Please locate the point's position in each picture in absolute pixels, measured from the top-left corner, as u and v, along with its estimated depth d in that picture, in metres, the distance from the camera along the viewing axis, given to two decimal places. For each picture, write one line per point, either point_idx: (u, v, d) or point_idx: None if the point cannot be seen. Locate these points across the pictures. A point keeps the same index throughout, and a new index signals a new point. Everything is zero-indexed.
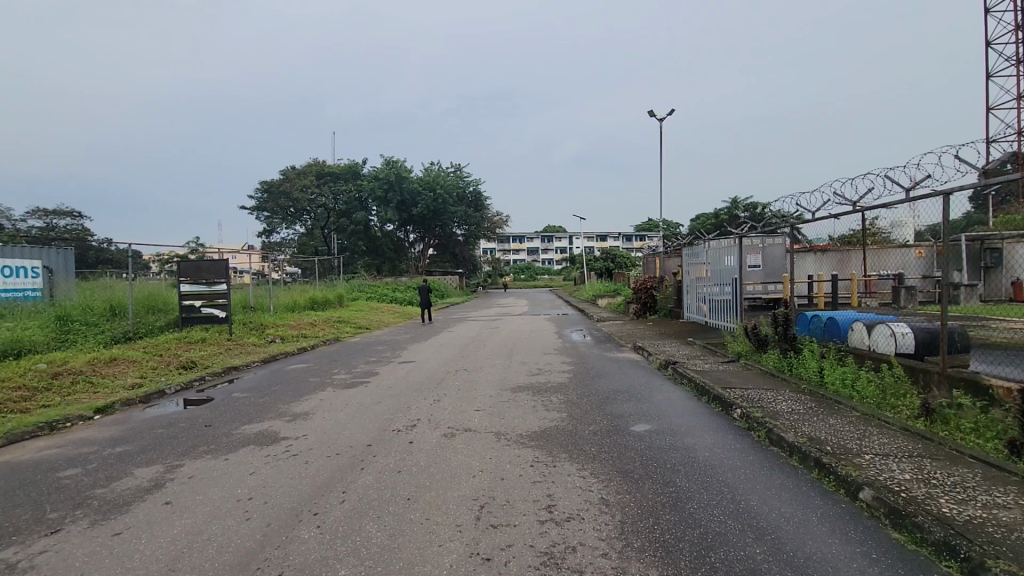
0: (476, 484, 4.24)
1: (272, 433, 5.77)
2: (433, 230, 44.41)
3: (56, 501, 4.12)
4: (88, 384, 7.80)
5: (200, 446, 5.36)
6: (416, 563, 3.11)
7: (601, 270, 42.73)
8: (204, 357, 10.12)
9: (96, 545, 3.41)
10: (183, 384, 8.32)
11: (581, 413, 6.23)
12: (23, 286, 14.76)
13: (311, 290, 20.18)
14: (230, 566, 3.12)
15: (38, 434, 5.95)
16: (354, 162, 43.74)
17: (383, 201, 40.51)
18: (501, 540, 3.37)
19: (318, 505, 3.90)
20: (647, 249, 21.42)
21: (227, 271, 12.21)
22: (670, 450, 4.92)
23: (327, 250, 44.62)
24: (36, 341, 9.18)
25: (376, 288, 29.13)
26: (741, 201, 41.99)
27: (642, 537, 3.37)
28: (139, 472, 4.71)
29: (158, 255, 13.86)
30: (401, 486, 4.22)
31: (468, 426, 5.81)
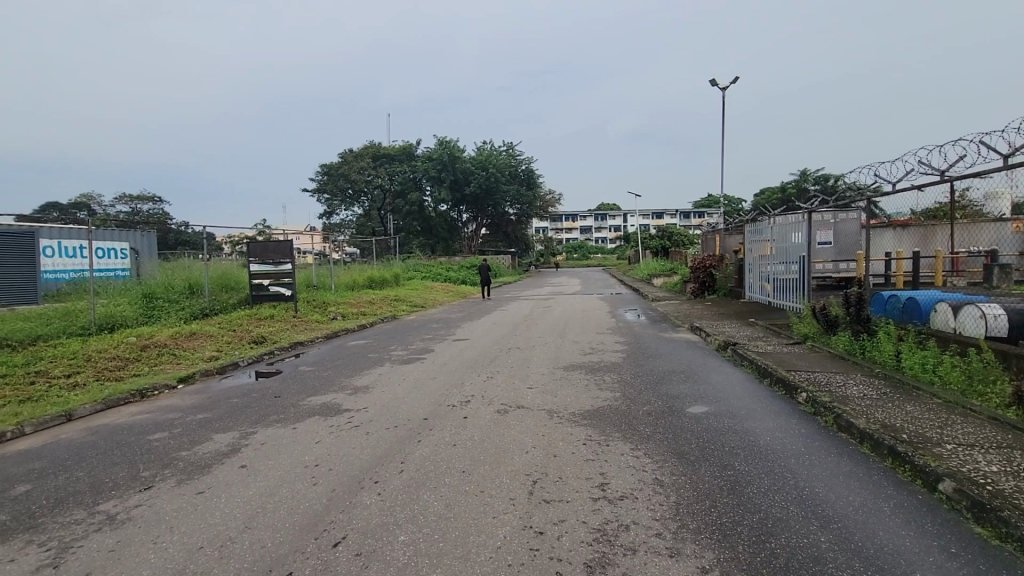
0: (529, 460, 4.29)
1: (335, 405, 6.06)
2: (486, 210, 44.66)
3: (148, 461, 4.53)
4: (172, 356, 8.49)
5: (270, 415, 5.73)
6: (471, 533, 3.20)
7: (657, 249, 41.67)
8: (273, 333, 10.75)
9: (182, 501, 3.74)
10: (254, 358, 8.88)
11: (635, 394, 6.15)
12: (114, 267, 16.20)
13: (369, 270, 20.87)
14: (299, 526, 3.33)
15: (131, 400, 6.56)
16: (409, 143, 44.48)
17: (437, 181, 41.13)
18: (554, 515, 3.40)
19: (378, 474, 4.07)
20: (706, 227, 20.64)
21: (291, 251, 12.83)
22: (728, 433, 4.77)
23: (384, 230, 45.98)
24: (127, 316, 10.06)
25: (430, 267, 29.83)
26: (812, 174, 39.53)
27: (698, 519, 3.30)
28: (217, 437, 5.09)
29: (229, 237, 14.76)
30: (457, 459, 4.34)
31: (521, 403, 5.87)
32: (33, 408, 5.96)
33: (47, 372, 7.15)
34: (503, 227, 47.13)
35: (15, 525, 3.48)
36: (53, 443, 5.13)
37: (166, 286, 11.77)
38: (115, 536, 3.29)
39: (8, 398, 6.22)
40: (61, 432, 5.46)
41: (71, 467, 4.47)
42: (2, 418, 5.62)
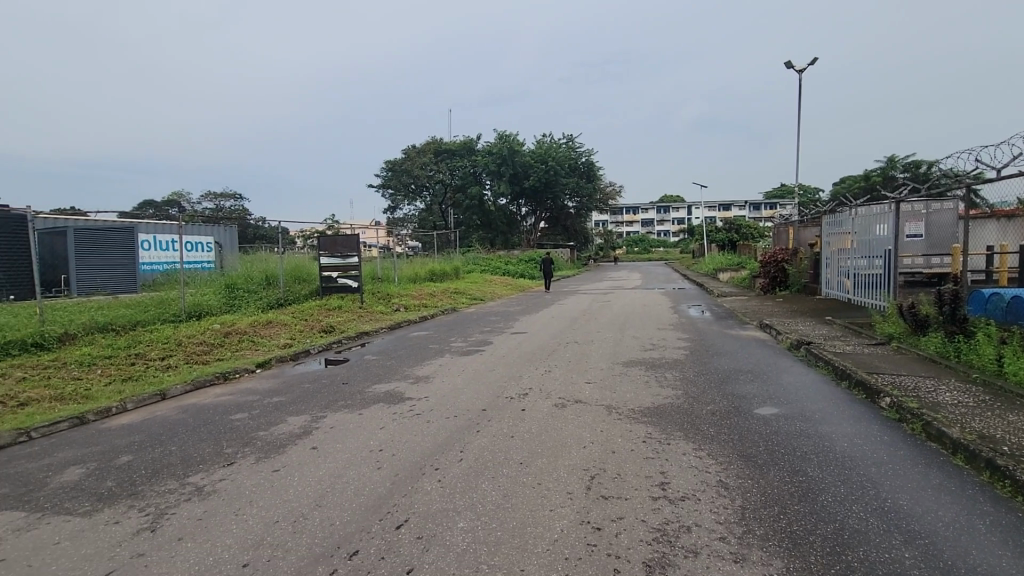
0: (587, 455, 4.26)
1: (398, 393, 6.28)
2: (545, 203, 44.53)
3: (230, 439, 4.90)
4: (251, 343, 9.11)
5: (338, 401, 6.03)
6: (529, 525, 3.22)
7: (724, 242, 39.98)
8: (341, 323, 11.28)
9: (261, 477, 4.02)
10: (323, 346, 9.36)
11: (698, 392, 5.93)
12: (200, 260, 17.61)
13: (431, 263, 21.41)
14: (365, 508, 3.48)
15: (215, 382, 7.11)
16: (469, 138, 45.02)
17: (496, 175, 41.46)
18: (613, 512, 3.36)
19: (439, 461, 4.19)
20: (778, 219, 19.53)
21: (358, 245, 13.37)
22: (801, 437, 4.51)
23: (445, 224, 46.94)
24: (212, 305, 10.89)
25: (490, 260, 30.20)
26: (900, 160, 36.41)
27: (766, 525, 3.16)
28: (291, 420, 5.42)
29: (302, 231, 15.63)
30: (515, 451, 4.38)
31: (579, 398, 5.83)
32: (133, 386, 6.60)
33: (146, 355, 7.89)
34: (562, 220, 46.80)
35: (119, 491, 3.87)
36: (150, 419, 5.66)
37: (246, 278, 12.62)
38: (202, 506, 3.59)
39: (114, 377, 6.93)
40: (157, 409, 6.02)
41: (165, 441, 4.91)
42: (107, 394, 6.26)
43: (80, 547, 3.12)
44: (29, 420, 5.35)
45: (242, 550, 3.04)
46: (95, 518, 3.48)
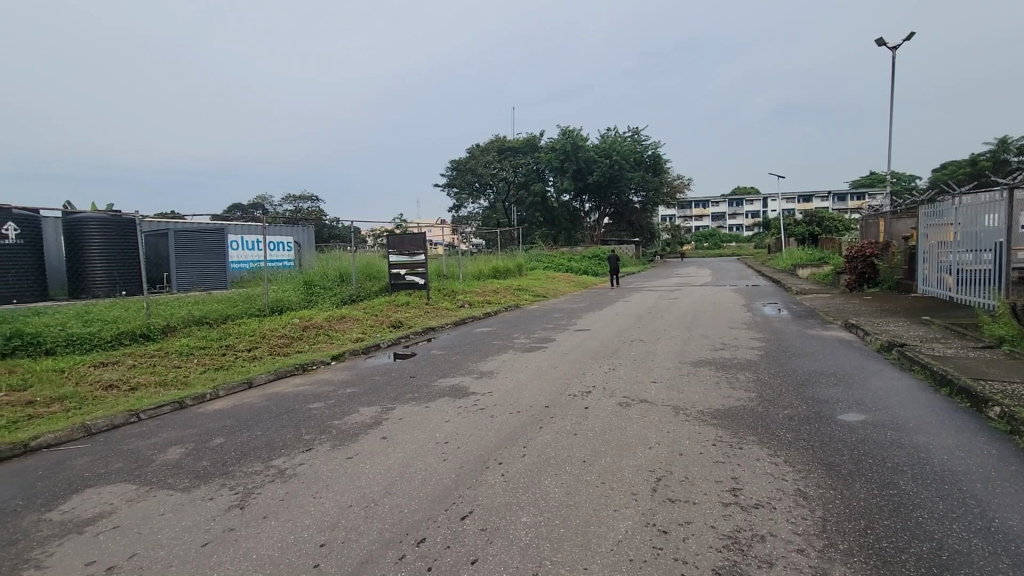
0: (653, 456, 4.15)
1: (463, 387, 6.41)
2: (609, 199, 43.80)
3: (308, 426, 5.22)
4: (327, 336, 9.65)
5: (407, 394, 6.26)
6: (592, 524, 3.18)
7: (803, 236, 37.49)
8: (408, 319, 11.70)
9: (336, 463, 4.25)
10: (392, 341, 9.74)
11: (774, 395, 5.61)
12: (282, 258, 18.87)
13: (495, 260, 21.71)
14: (431, 497, 3.59)
15: (295, 372, 7.60)
16: (532, 134, 45.03)
17: (560, 171, 41.28)
18: (680, 515, 3.25)
19: (502, 456, 4.24)
20: (866, 211, 18.06)
21: (425, 243, 13.78)
22: (891, 446, 4.15)
23: (508, 222, 47.36)
24: (292, 301, 11.63)
25: (553, 256, 30.16)
26: (1014, 141, 32.49)
27: (850, 540, 2.94)
28: (363, 410, 5.68)
29: (372, 231, 16.34)
30: (578, 449, 4.35)
31: (644, 397, 5.69)
32: (224, 375, 7.19)
33: (235, 346, 8.56)
34: (627, 215, 45.85)
35: (214, 470, 4.23)
36: (239, 406, 6.14)
37: (322, 275, 13.36)
38: (285, 488, 3.85)
39: (208, 366, 7.57)
40: (245, 396, 6.52)
41: (251, 426, 5.31)
42: (202, 381, 6.86)
43: (182, 519, 3.44)
44: (138, 403, 5.96)
45: (319, 530, 3.23)
46: (192, 494, 3.82)
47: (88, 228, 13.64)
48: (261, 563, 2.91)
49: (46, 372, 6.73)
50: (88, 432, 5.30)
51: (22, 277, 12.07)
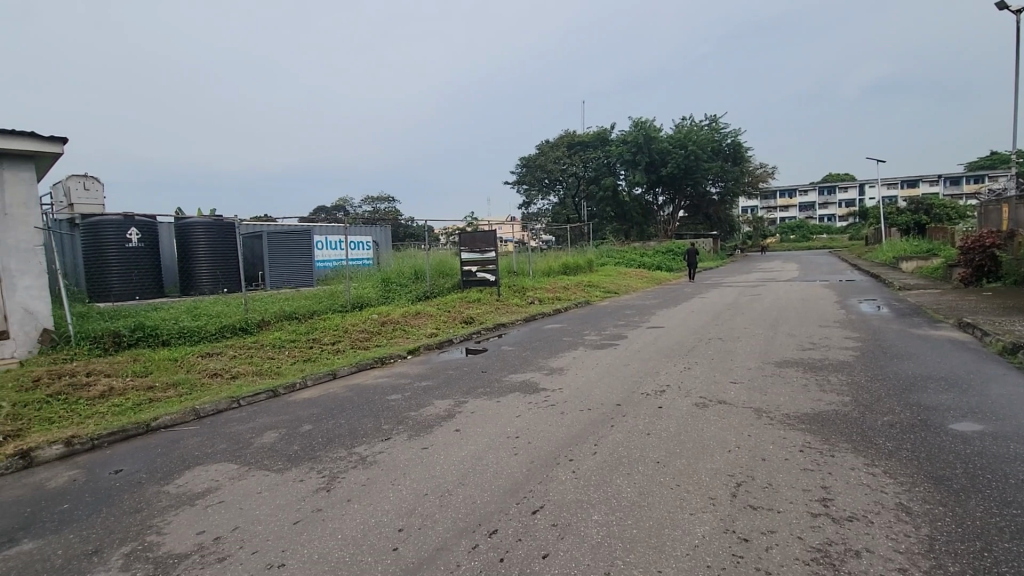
0: (733, 460, 3.97)
1: (533, 383, 6.45)
2: (685, 191, 42.12)
3: (387, 416, 5.49)
4: (403, 331, 10.06)
5: (479, 388, 6.40)
6: (666, 526, 3.09)
7: (907, 225, 33.97)
8: (480, 315, 11.93)
9: (413, 453, 4.43)
10: (464, 336, 9.98)
11: (872, 400, 5.15)
12: (362, 256, 19.93)
13: (564, 256, 21.58)
14: (503, 490, 3.65)
15: (375, 365, 8.00)
16: (603, 127, 44.14)
17: (632, 164, 40.20)
18: (762, 524, 3.08)
19: (573, 452, 4.22)
20: (986, 196, 16.04)
21: (495, 241, 13.97)
22: (1016, 462, 3.68)
23: (578, 217, 46.89)
24: (371, 297, 12.24)
25: (624, 252, 29.54)
26: None
27: (962, 562, 2.64)
28: (438, 403, 5.89)
29: (445, 229, 16.84)
30: (651, 448, 4.24)
31: (723, 398, 5.43)
32: (312, 366, 7.71)
33: (320, 340, 9.14)
34: (704, 208, 43.86)
35: (304, 454, 4.57)
36: (324, 395, 6.56)
37: (399, 272, 13.96)
38: (367, 473, 4.07)
39: (297, 358, 8.16)
40: (330, 387, 6.96)
41: (336, 415, 5.66)
42: (293, 372, 7.40)
43: (276, 498, 3.74)
44: (238, 390, 6.53)
45: (397, 516, 3.38)
46: (285, 475, 4.14)
47: (195, 231, 15.09)
48: (345, 543, 3.10)
49: (163, 361, 7.56)
50: (198, 415, 5.89)
51: (143, 276, 13.61)
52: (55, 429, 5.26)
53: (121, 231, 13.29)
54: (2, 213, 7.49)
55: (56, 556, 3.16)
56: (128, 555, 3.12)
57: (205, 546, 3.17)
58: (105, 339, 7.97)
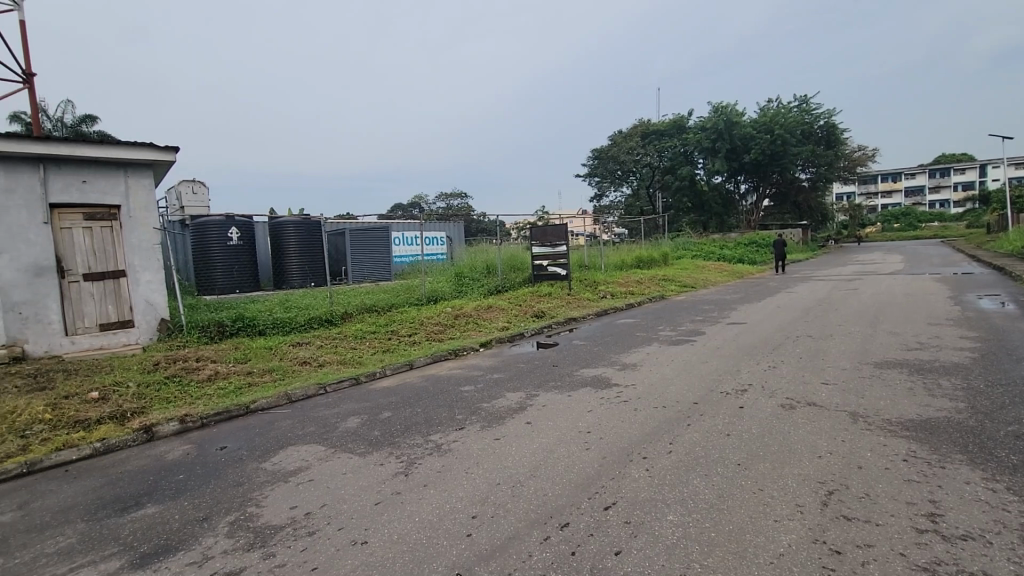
0: (824, 466, 3.69)
1: (605, 378, 6.36)
2: (770, 178, 39.53)
3: (461, 406, 5.64)
4: (476, 324, 10.27)
5: (550, 382, 6.40)
6: (748, 532, 2.93)
7: None
8: (551, 309, 11.91)
9: (486, 443, 4.52)
10: (536, 330, 10.02)
11: (992, 408, 4.58)
12: (436, 252, 20.57)
13: (638, 249, 20.99)
14: (575, 485, 3.62)
15: (449, 357, 8.25)
16: (680, 115, 42.32)
17: (711, 152, 38.27)
18: (858, 537, 2.84)
19: (647, 450, 4.11)
20: None
21: (566, 234, 13.86)
22: None
23: (652, 209, 45.39)
24: (445, 291, 12.60)
25: (702, 244, 28.27)
26: None
27: None
28: (509, 395, 5.96)
29: (516, 224, 16.98)
30: (731, 450, 4.03)
31: (813, 400, 5.06)
32: (391, 356, 8.09)
33: (398, 332, 9.54)
34: (792, 196, 40.94)
35: (384, 439, 4.80)
36: (402, 385, 6.85)
37: (471, 267, 14.26)
38: (441, 461, 4.21)
39: (378, 349, 8.58)
40: (407, 376, 7.26)
41: (413, 403, 5.90)
42: (374, 362, 7.80)
43: (359, 480, 3.96)
44: (325, 378, 6.99)
45: (471, 503, 3.47)
46: (367, 458, 4.38)
47: (285, 230, 16.27)
48: (422, 526, 3.22)
49: (260, 349, 8.24)
50: (289, 400, 6.36)
51: (242, 272, 14.89)
52: (172, 408, 5.91)
53: (223, 231, 14.60)
54: (128, 215, 8.47)
55: (174, 520, 3.54)
56: (231, 523, 3.44)
57: (297, 520, 3.43)
58: (212, 328, 8.81)
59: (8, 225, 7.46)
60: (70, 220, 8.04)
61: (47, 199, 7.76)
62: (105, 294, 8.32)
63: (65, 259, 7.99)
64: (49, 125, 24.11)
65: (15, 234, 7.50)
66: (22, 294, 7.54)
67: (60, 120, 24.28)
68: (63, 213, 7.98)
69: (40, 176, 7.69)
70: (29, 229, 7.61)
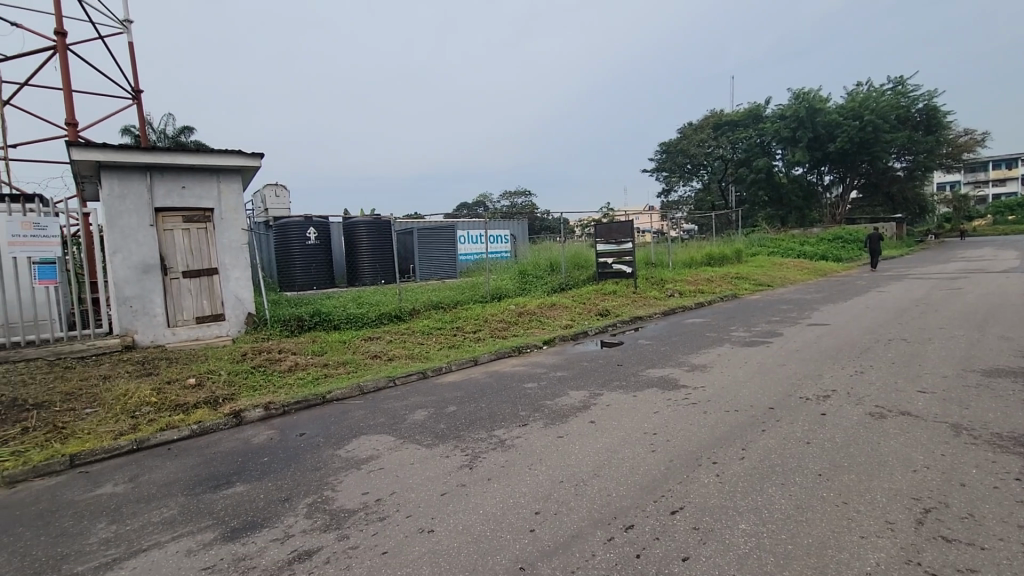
0: (920, 481, 3.36)
1: (672, 379, 6.15)
2: (858, 168, 36.59)
3: (524, 403, 5.68)
4: (539, 322, 10.27)
5: (615, 381, 6.29)
6: (830, 547, 2.73)
7: None
8: (616, 307, 11.70)
9: (549, 440, 4.52)
10: (600, 329, 9.87)
11: None
12: (500, 250, 20.75)
13: (709, 246, 20.13)
14: (639, 487, 3.54)
15: (513, 354, 8.31)
16: (756, 104, 40.06)
17: (791, 141, 35.85)
18: (959, 560, 2.57)
19: (717, 455, 3.94)
20: None
21: (632, 231, 13.53)
22: None
23: (724, 204, 43.35)
24: (509, 289, 12.70)
25: (780, 240, 26.68)
26: None
27: None
28: (573, 393, 5.92)
29: (581, 221, 16.80)
30: (812, 459, 3.78)
31: (906, 409, 4.63)
32: (456, 352, 8.28)
33: (463, 328, 9.73)
34: (884, 186, 37.68)
35: (449, 433, 4.92)
36: (467, 380, 6.99)
37: (535, 265, 14.30)
38: (505, 456, 4.25)
39: (444, 344, 8.80)
40: (471, 372, 7.40)
41: (477, 399, 6.00)
42: (439, 357, 8.02)
43: (424, 471, 4.08)
44: (394, 371, 7.27)
45: (534, 499, 3.48)
46: (433, 450, 4.51)
47: (358, 230, 17.06)
48: (486, 519, 3.27)
49: (335, 343, 8.70)
50: (361, 391, 6.68)
51: (319, 270, 15.80)
52: (257, 395, 6.39)
53: (302, 231, 15.55)
54: (220, 217, 9.21)
55: (259, 499, 3.83)
56: (310, 505, 3.66)
57: (369, 505, 3.59)
58: (293, 322, 9.41)
59: (121, 228, 8.35)
60: (172, 223, 8.87)
61: (153, 204, 8.60)
62: (201, 290, 9.10)
63: (168, 257, 8.82)
64: (155, 137, 26.72)
65: (127, 236, 8.38)
66: (132, 289, 8.42)
67: (164, 132, 26.78)
68: (166, 216, 8.81)
69: (147, 183, 8.53)
70: (138, 231, 8.47)
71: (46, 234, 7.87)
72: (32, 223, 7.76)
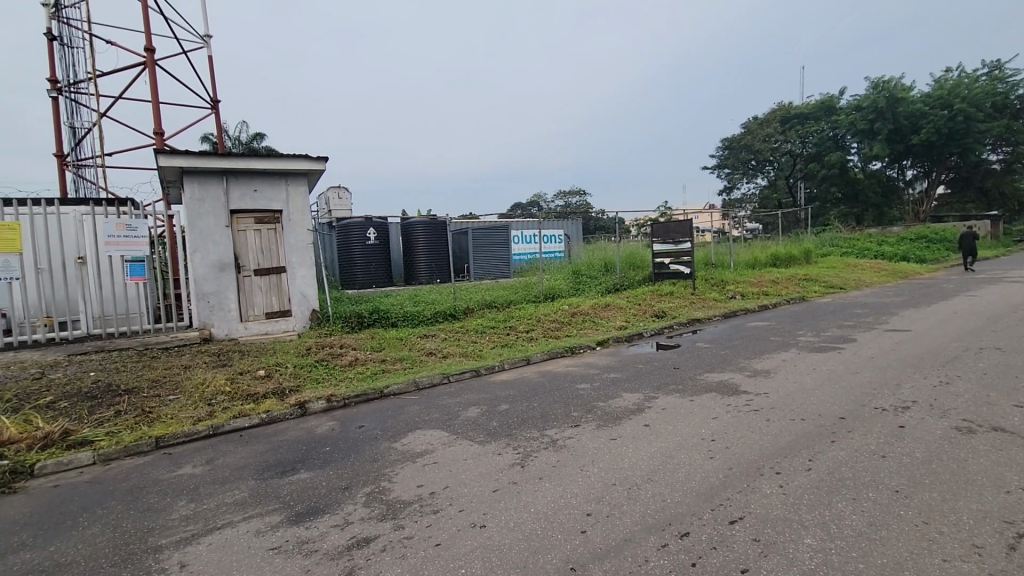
0: (1015, 504, 3.05)
1: (732, 384, 5.90)
2: (946, 161, 33.62)
3: (576, 404, 5.63)
4: (592, 323, 10.16)
5: (671, 384, 6.11)
6: (907, 569, 2.53)
7: None
8: (673, 309, 11.37)
9: (601, 442, 4.45)
10: (655, 331, 9.63)
11: None
12: (554, 249, 20.66)
13: (774, 246, 19.15)
14: (696, 494, 3.42)
15: (566, 354, 8.26)
16: (829, 95, 37.58)
17: (868, 134, 33.31)
18: None
19: (781, 465, 3.74)
20: None
21: (691, 230, 13.09)
22: None
23: (792, 201, 41.09)
24: (562, 289, 12.64)
25: (854, 239, 25.00)
26: None
27: None
28: (627, 396, 5.80)
29: (637, 220, 16.44)
30: (888, 474, 3.51)
31: (1000, 425, 4.21)
32: (508, 351, 8.34)
33: (516, 327, 9.78)
34: (976, 181, 34.44)
35: (501, 431, 4.96)
36: (519, 379, 7.02)
37: (589, 265, 14.18)
38: (556, 456, 4.23)
39: (497, 343, 8.89)
40: (524, 371, 7.41)
41: (529, 398, 6.01)
42: (492, 355, 8.11)
43: (477, 467, 4.13)
44: (448, 368, 7.41)
45: (585, 500, 3.44)
46: (485, 447, 4.56)
47: (415, 230, 17.50)
48: (537, 517, 3.27)
49: (392, 339, 8.99)
50: (417, 387, 6.86)
51: (378, 269, 16.36)
52: (320, 388, 6.70)
53: (363, 232, 16.15)
54: (288, 218, 9.72)
55: (321, 486, 4.01)
56: (368, 494, 3.80)
57: (423, 497, 3.68)
58: (353, 319, 9.81)
59: (201, 229, 8.99)
60: (245, 224, 9.45)
61: (229, 206, 9.20)
62: (270, 287, 9.65)
63: (241, 256, 9.42)
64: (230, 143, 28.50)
65: (206, 236, 9.02)
66: (210, 286, 9.05)
67: (238, 139, 28.48)
68: (240, 217, 9.40)
69: (224, 186, 9.13)
70: (216, 231, 9.09)
71: (136, 234, 8.69)
72: (125, 224, 8.58)
